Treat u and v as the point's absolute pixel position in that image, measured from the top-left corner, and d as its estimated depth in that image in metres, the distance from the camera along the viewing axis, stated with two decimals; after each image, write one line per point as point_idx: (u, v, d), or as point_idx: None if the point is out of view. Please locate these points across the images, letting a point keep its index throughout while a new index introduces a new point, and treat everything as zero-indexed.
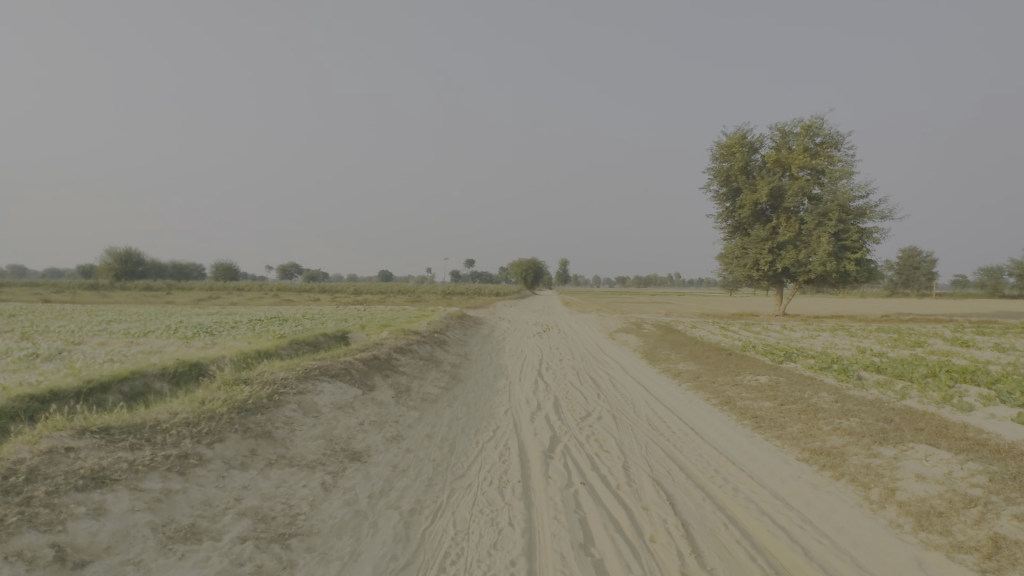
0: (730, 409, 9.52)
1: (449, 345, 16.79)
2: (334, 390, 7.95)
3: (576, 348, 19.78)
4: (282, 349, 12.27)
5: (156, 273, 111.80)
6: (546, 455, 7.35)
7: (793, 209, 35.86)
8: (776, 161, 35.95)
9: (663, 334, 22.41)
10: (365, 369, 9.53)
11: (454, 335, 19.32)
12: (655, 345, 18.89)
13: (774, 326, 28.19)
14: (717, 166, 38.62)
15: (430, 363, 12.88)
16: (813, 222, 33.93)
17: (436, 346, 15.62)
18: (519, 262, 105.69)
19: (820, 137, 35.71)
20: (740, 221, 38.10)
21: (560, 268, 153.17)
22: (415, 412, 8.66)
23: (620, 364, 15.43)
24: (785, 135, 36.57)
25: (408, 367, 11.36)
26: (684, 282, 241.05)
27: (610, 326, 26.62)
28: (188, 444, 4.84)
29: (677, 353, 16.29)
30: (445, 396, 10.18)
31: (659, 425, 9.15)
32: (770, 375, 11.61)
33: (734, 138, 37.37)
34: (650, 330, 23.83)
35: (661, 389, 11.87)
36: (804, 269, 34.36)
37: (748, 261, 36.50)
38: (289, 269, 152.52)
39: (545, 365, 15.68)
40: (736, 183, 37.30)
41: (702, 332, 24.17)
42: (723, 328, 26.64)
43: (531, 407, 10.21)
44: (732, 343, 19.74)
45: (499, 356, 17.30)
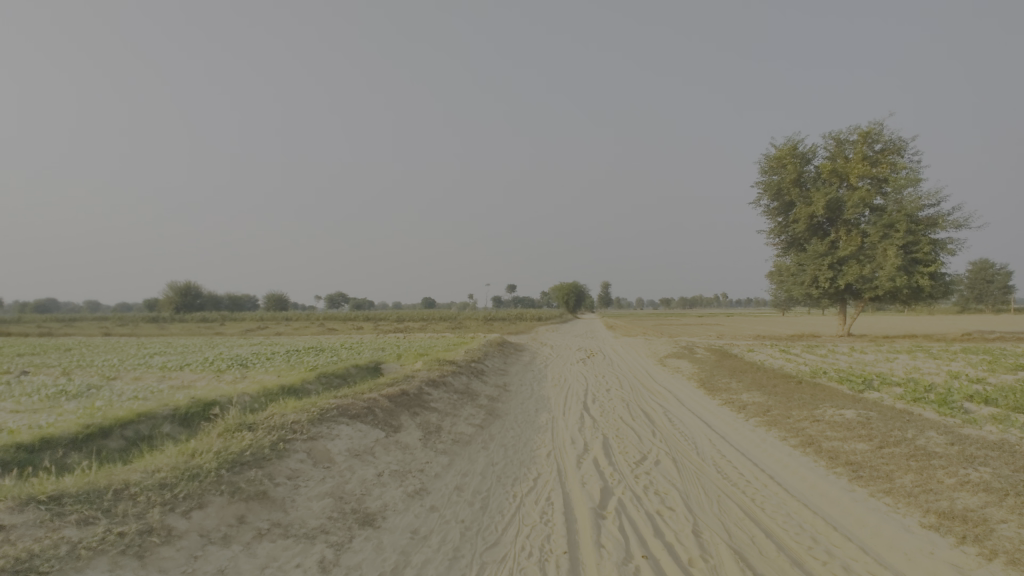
0: (814, 452, 8.01)
1: (487, 376, 15.72)
2: (352, 434, 7.02)
3: (623, 376, 18.34)
4: (309, 383, 11.52)
5: (213, 305, 116.77)
6: (598, 514, 6.15)
7: (854, 221, 33.35)
8: (832, 171, 33.71)
9: (718, 359, 20.66)
10: (391, 408, 8.60)
11: (492, 364, 18.26)
12: (712, 371, 17.24)
13: (841, 349, 25.82)
14: (767, 180, 36.62)
15: (465, 398, 11.84)
16: (878, 234, 31.35)
17: (473, 377, 14.61)
18: (560, 285, 104.17)
19: (880, 144, 33.28)
20: (794, 236, 35.78)
21: (602, 291, 150.70)
22: (444, 457, 7.62)
23: (674, 395, 13.94)
24: (841, 143, 34.31)
25: (441, 403, 10.37)
26: (732, 302, 232.77)
27: (658, 351, 24.98)
28: (155, 516, 3.96)
29: (738, 381, 14.66)
30: (481, 436, 9.10)
31: (729, 472, 7.76)
32: (857, 409, 9.94)
33: (784, 149, 35.41)
34: (704, 355, 22.08)
35: (726, 425, 10.40)
36: (871, 285, 31.67)
37: (806, 278, 34.06)
38: (336, 299, 156.51)
39: (591, 396, 14.37)
40: (789, 196, 35.16)
41: (761, 357, 22.21)
42: (784, 352, 24.52)
43: (578, 449, 8.98)
44: (798, 369, 17.85)
45: (541, 387, 16.10)
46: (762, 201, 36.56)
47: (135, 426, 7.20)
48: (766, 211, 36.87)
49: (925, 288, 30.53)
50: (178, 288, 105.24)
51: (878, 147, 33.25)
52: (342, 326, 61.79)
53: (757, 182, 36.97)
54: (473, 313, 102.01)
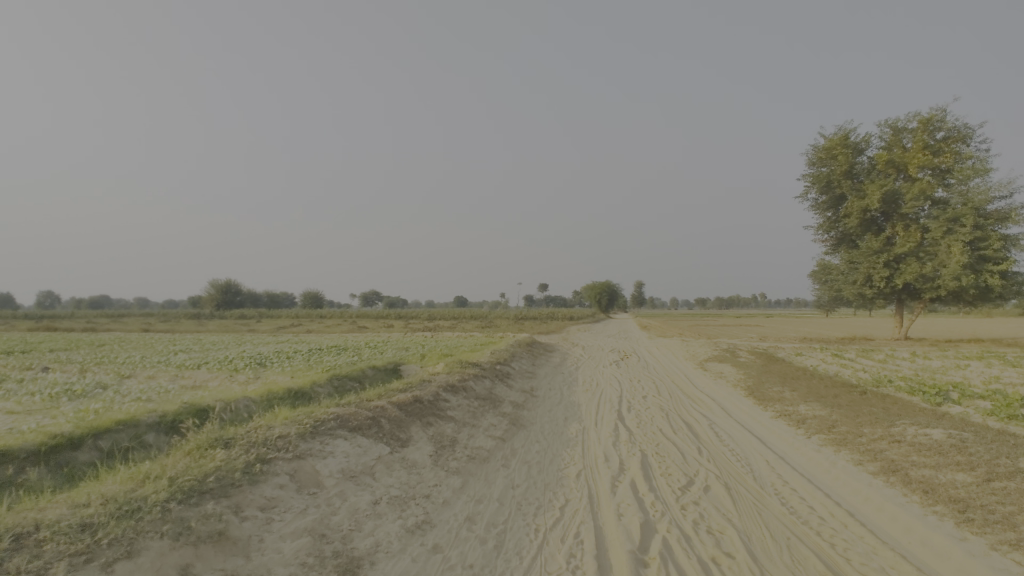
0: (901, 482, 6.63)
1: (513, 379, 14.67)
2: (349, 452, 6.07)
3: (661, 381, 16.97)
4: (320, 387, 10.72)
5: (252, 303, 119.63)
6: (640, 560, 5.01)
7: (913, 215, 30.86)
8: (887, 161, 31.25)
9: (765, 364, 19.05)
10: (399, 419, 7.63)
11: (520, 366, 17.20)
12: (760, 377, 15.73)
13: (901, 354, 23.73)
14: (815, 172, 34.34)
15: (487, 404, 10.81)
16: (940, 229, 28.85)
17: (498, 381, 13.59)
18: (593, 285, 102.21)
19: (943, 131, 30.63)
20: (845, 232, 33.43)
21: (636, 291, 147.91)
22: (456, 478, 6.59)
23: (720, 404, 12.59)
24: (898, 132, 31.83)
25: (459, 412, 9.40)
26: (772, 303, 225.34)
27: (698, 353, 23.46)
28: (62, 571, 3.05)
29: (791, 389, 13.17)
30: (501, 452, 8.07)
31: (796, 505, 6.48)
32: (944, 427, 8.43)
33: (834, 139, 33.09)
34: (748, 359, 20.48)
35: (784, 443, 9.07)
36: (932, 285, 29.19)
37: (858, 277, 31.73)
38: (370, 296, 158.78)
39: (626, 404, 13.14)
40: (839, 189, 32.88)
41: (812, 361, 20.44)
42: (837, 356, 22.67)
43: (612, 469, 7.84)
44: (857, 376, 16.15)
45: (572, 392, 14.95)
46: (810, 195, 34.34)
47: (113, 436, 6.45)
48: (814, 206, 34.63)
49: (996, 287, 27.89)
50: (219, 285, 107.97)
51: (941, 135, 30.65)
52: (374, 324, 61.75)
53: (804, 175, 34.75)
54: (504, 312, 101.09)
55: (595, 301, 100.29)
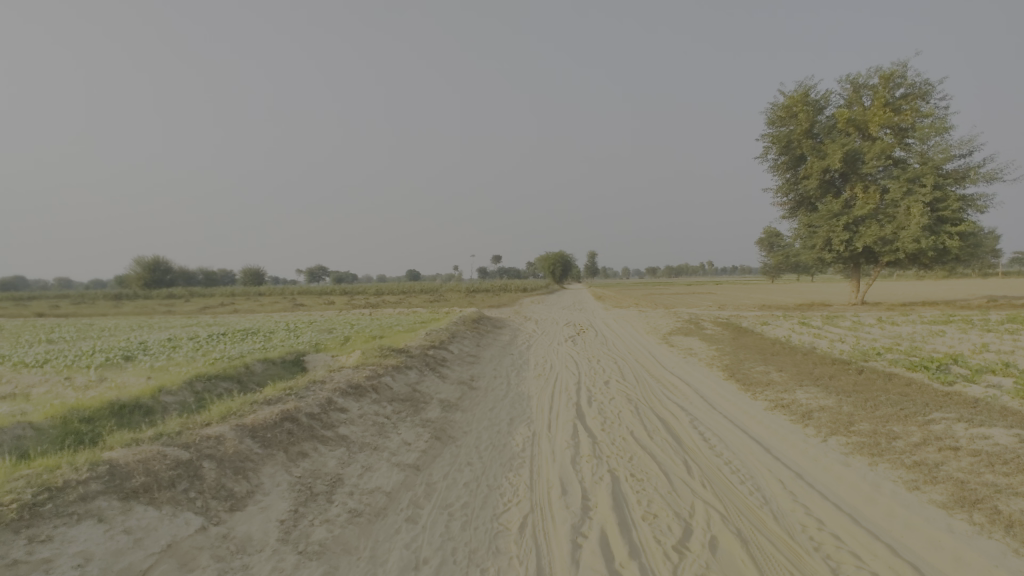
0: (997, 523, 4.46)
1: (449, 368, 12.01)
2: (94, 551, 3.26)
3: (624, 362, 14.71)
4: (169, 394, 7.73)
5: (185, 281, 111.17)
6: None
7: (872, 176, 29.86)
8: (848, 120, 29.98)
9: (735, 336, 17.19)
10: (242, 458, 4.85)
11: (461, 349, 14.58)
12: (735, 353, 13.73)
13: (866, 320, 22.63)
14: (775, 132, 32.82)
15: (405, 408, 8.14)
16: (900, 190, 27.95)
17: (428, 371, 10.88)
18: (546, 256, 100.04)
19: (904, 88, 29.53)
20: (804, 195, 32.24)
21: (589, 262, 147.79)
22: (316, 564, 3.92)
23: (699, 393, 10.39)
24: (859, 89, 30.54)
25: (357, 429, 6.66)
26: (718, 270, 231.73)
27: (659, 326, 21.48)
28: None
29: (778, 369, 11.14)
30: (409, 493, 5.41)
31: (850, 569, 4.22)
32: (1003, 425, 6.39)
33: (795, 96, 31.54)
34: (715, 331, 18.61)
35: (794, 451, 6.85)
36: (891, 247, 28.36)
37: (817, 241, 30.68)
38: (317, 272, 151.79)
39: (586, 393, 10.76)
40: (799, 149, 31.50)
41: (781, 332, 18.82)
42: (804, 325, 21.25)
43: (572, 511, 5.35)
44: (839, 348, 14.42)
45: (521, 379, 12.43)
46: (769, 156, 32.85)
47: None
48: (773, 168, 33.23)
49: (953, 249, 27.30)
50: (146, 263, 98.91)
51: (901, 91, 29.55)
52: (316, 301, 57.39)
53: (763, 135, 33.20)
54: (456, 285, 97.77)
55: (548, 272, 98.61)
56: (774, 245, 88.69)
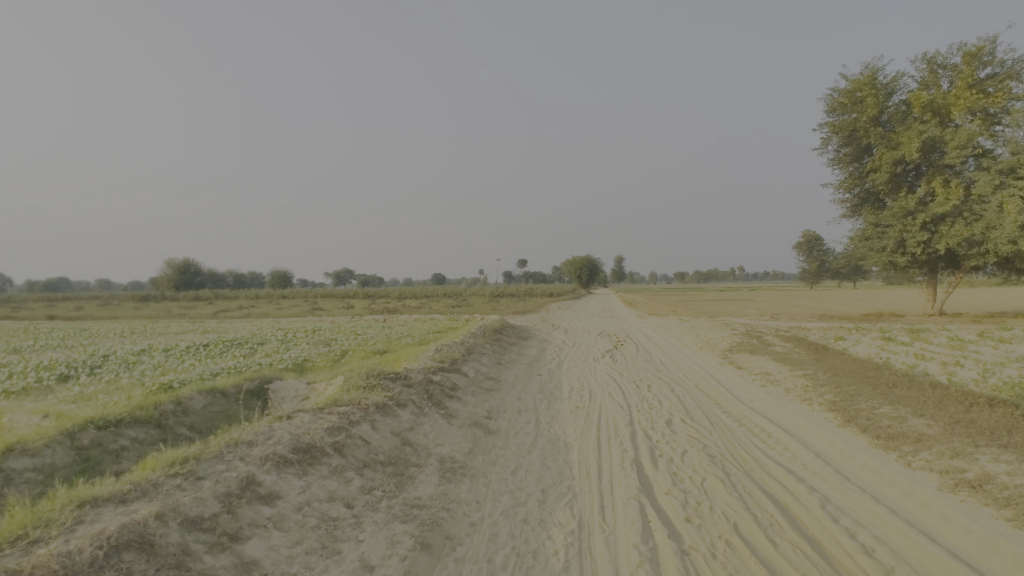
0: None
1: (460, 400, 9.13)
2: None
3: (682, 390, 11.67)
4: (25, 456, 5.07)
5: (213, 283, 111.63)
6: None
7: (954, 168, 25.99)
8: (925, 104, 26.23)
9: (817, 357, 13.86)
10: None
11: (478, 372, 11.72)
12: (833, 381, 10.50)
13: (962, 335, 18.95)
14: (836, 120, 29.20)
15: (382, 482, 5.30)
16: (990, 184, 24.12)
17: (430, 408, 8.06)
18: (572, 259, 96.54)
19: (993, 67, 25.61)
20: (870, 190, 28.53)
21: (616, 267, 144.27)
22: None
23: (810, 450, 7.33)
24: (937, 70, 26.73)
25: (282, 543, 3.86)
26: (749, 276, 224.69)
27: (713, 339, 18.29)
28: None
29: (915, 414, 7.94)
30: None
31: None
32: None
33: (860, 79, 27.91)
34: (787, 349, 15.34)
35: None
36: (978, 250, 24.50)
37: (888, 243, 26.94)
38: (344, 275, 151.85)
39: (647, 447, 7.79)
40: (866, 139, 27.81)
41: (868, 351, 15.38)
42: (892, 341, 17.73)
43: None
44: (969, 378, 11.03)
45: (554, 416, 9.50)
46: (829, 147, 29.22)
47: None
48: (833, 160, 29.61)
49: None
50: (175, 265, 98.84)
51: (989, 71, 25.63)
52: (335, 306, 55.08)
53: (821, 124, 29.62)
54: (480, 288, 95.11)
55: (576, 277, 95.41)
56: (816, 249, 83.37)
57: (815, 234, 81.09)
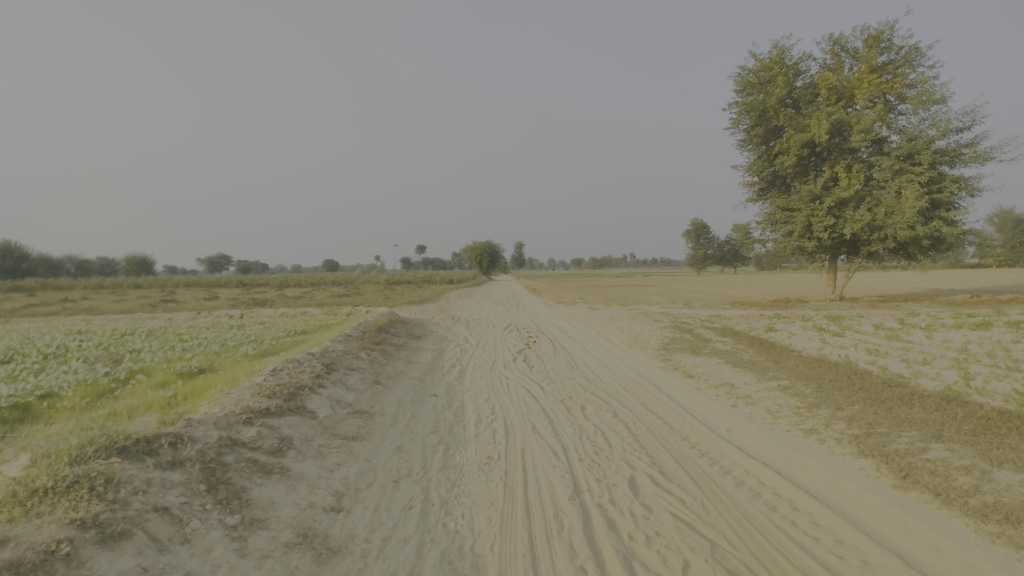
0: None
1: (284, 478, 5.08)
2: None
3: (628, 414, 8.54)
4: None
5: (47, 270, 93.40)
6: None
7: (855, 154, 25.99)
8: (830, 86, 25.80)
9: (771, 358, 11.47)
10: None
11: (338, 406, 7.65)
12: (826, 396, 7.89)
13: (885, 323, 18.11)
14: (745, 100, 28.19)
15: None
16: (891, 169, 24.17)
17: (201, 525, 3.94)
18: (473, 245, 92.93)
19: (891, 53, 25.63)
20: (777, 173, 27.95)
21: (516, 254, 143.66)
22: None
23: (884, 547, 4.39)
24: (840, 53, 26.46)
25: None
26: (640, 263, 236.71)
27: (642, 334, 15.67)
28: None
29: (992, 462, 5.34)
30: None
31: None
32: None
33: (770, 57, 26.97)
34: (730, 348, 12.93)
35: None
36: (879, 235, 24.57)
37: (795, 227, 26.43)
38: (219, 261, 136.06)
39: (619, 556, 4.43)
40: (775, 120, 27.04)
41: (814, 346, 13.49)
42: (825, 332, 16.24)
43: None
44: (964, 384, 9.03)
45: (455, 486, 5.81)
46: (740, 128, 28.21)
47: None
48: (743, 141, 28.71)
49: (948, 238, 23.80)
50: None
51: (888, 56, 25.64)
52: (196, 297, 46.70)
53: (731, 104, 28.55)
54: (375, 275, 88.59)
55: (476, 264, 91.96)
56: (703, 237, 87.50)
57: (703, 223, 84.95)
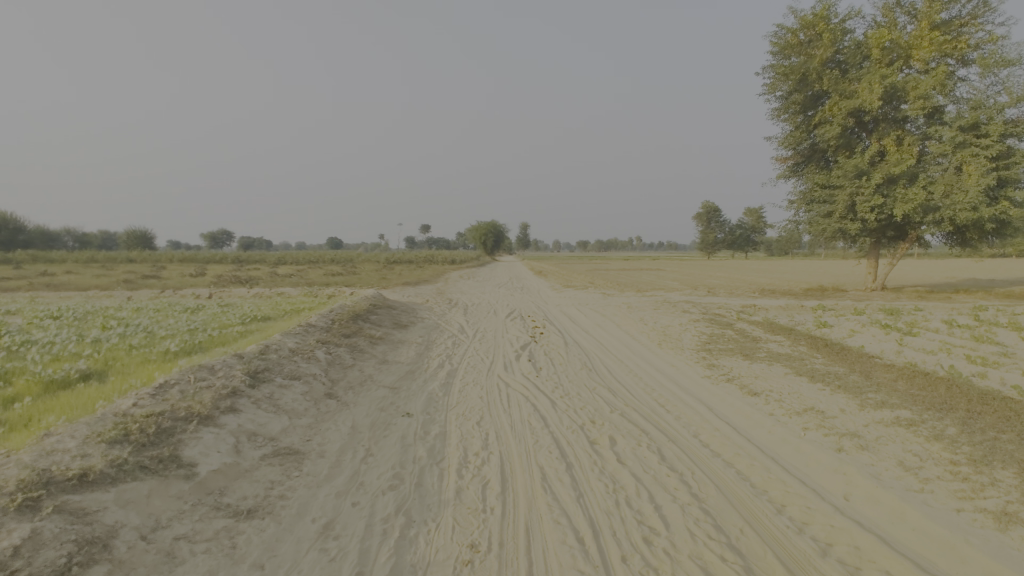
0: None
1: None
2: None
3: (680, 456, 5.90)
4: None
5: (43, 241, 91.24)
6: None
7: (907, 124, 22.96)
8: (884, 46, 22.61)
9: (854, 367, 8.77)
10: None
11: (245, 449, 4.96)
12: (990, 444, 5.18)
13: (956, 319, 15.41)
14: (783, 62, 25.02)
15: None
16: (952, 142, 21.16)
17: None
18: (477, 224, 89.98)
19: (956, 7, 22.34)
20: (816, 146, 24.95)
21: (522, 235, 140.84)
22: None
23: None
24: (895, 8, 23.16)
25: None
26: (646, 246, 233.46)
27: (673, 328, 12.99)
28: None
29: None
30: None
31: None
32: None
33: (815, 13, 23.70)
34: (790, 351, 10.17)
35: None
36: (934, 217, 21.68)
37: (837, 207, 23.52)
38: (220, 236, 133.75)
39: None
40: (817, 85, 23.93)
41: (892, 350, 10.82)
42: (890, 329, 13.58)
43: None
44: None
45: None
46: (776, 95, 25.12)
47: None
48: (778, 110, 25.62)
49: (1016, 221, 20.90)
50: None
51: (952, 11, 22.34)
52: (181, 272, 44.08)
53: (766, 67, 25.39)
54: (375, 253, 85.91)
55: (479, 243, 89.19)
56: (715, 220, 84.36)
57: (715, 206, 81.87)
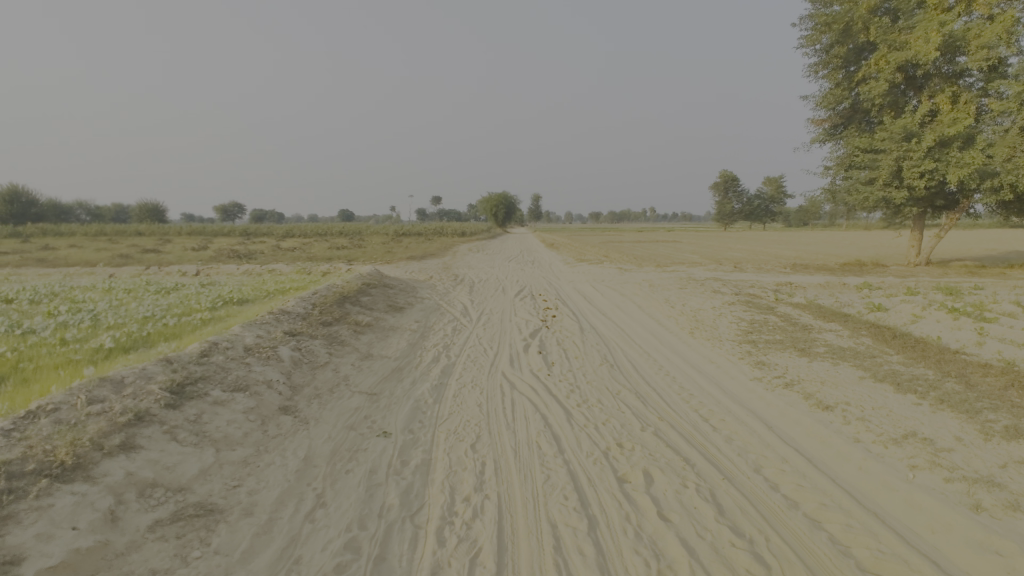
0: None
1: None
2: None
3: (745, 509, 4.29)
4: None
5: (53, 214, 90.78)
6: None
7: (965, 80, 20.48)
8: None
9: (945, 369, 7.02)
10: None
11: (125, 516, 3.42)
12: None
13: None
14: (825, 11, 22.43)
15: None
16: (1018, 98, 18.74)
17: None
18: (487, 196, 87.63)
19: None
20: (859, 106, 22.56)
21: (534, 207, 137.94)
22: None
23: None
24: None
25: None
26: (661, 218, 228.98)
27: (706, 313, 11.26)
28: None
29: None
30: None
31: None
32: None
33: None
34: (855, 345, 8.42)
35: None
36: (992, 184, 19.43)
37: (881, 173, 21.28)
38: (230, 209, 132.82)
39: None
40: (863, 36, 21.42)
41: (975, 341, 9.02)
42: (958, 312, 11.73)
43: None
44: None
45: None
46: (815, 48, 22.63)
47: None
48: (817, 65, 23.14)
49: None
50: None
51: None
52: (183, 246, 42.88)
53: (805, 17, 22.82)
54: (384, 225, 84.20)
55: (490, 215, 87.00)
56: (733, 190, 81.11)
57: (734, 175, 78.58)
